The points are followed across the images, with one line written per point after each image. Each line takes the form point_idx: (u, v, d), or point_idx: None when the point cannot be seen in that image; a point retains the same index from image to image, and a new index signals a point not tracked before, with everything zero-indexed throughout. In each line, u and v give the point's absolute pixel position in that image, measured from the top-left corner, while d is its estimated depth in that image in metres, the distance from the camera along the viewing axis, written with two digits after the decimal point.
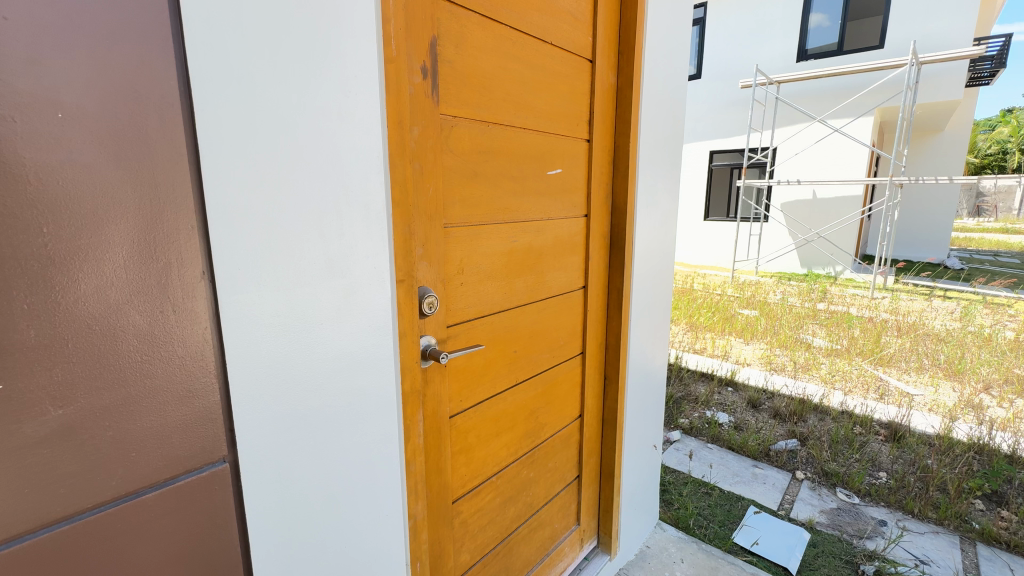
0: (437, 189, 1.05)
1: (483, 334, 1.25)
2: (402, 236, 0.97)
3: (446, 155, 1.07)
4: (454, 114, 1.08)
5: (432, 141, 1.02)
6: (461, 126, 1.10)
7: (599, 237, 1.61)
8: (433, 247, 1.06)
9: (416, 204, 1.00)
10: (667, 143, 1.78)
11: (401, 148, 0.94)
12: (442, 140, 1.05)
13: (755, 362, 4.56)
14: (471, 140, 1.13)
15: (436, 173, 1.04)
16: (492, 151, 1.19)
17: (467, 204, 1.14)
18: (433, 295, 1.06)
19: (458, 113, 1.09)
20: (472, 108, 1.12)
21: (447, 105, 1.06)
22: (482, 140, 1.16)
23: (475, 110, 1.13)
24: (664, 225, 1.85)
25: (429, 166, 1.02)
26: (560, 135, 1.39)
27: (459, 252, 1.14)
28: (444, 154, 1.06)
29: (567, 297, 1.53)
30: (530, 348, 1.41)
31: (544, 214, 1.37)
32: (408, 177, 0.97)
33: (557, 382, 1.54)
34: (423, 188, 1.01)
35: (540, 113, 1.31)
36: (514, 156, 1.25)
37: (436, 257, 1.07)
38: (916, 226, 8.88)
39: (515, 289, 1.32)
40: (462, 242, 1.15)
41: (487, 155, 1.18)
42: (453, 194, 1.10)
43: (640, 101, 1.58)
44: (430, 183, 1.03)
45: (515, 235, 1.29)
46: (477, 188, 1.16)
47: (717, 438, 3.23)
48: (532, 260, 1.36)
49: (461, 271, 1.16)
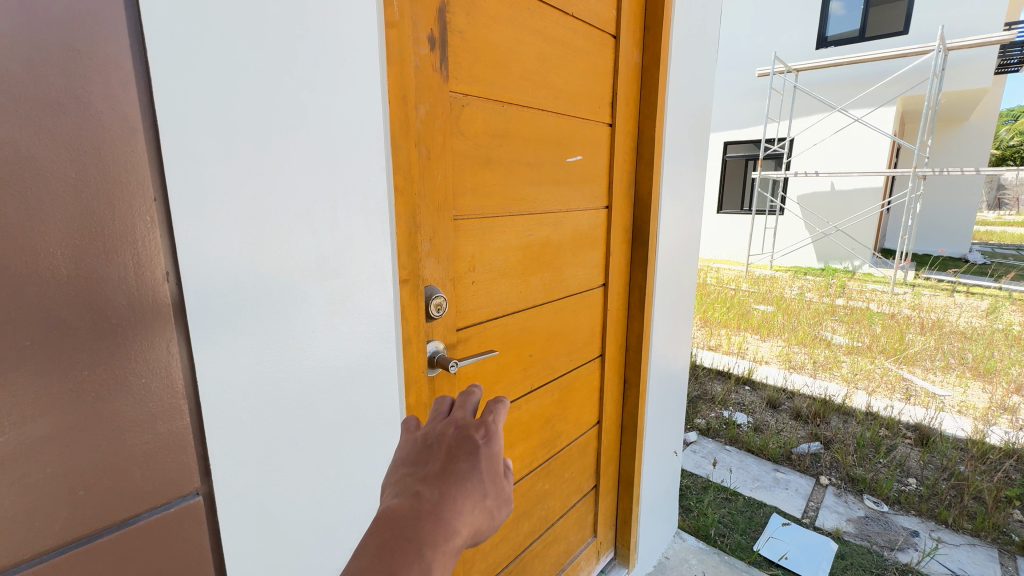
0: (445, 176, 0.93)
1: (496, 338, 1.14)
2: (405, 225, 0.86)
3: (455, 136, 0.95)
4: (465, 92, 0.96)
5: (441, 121, 0.90)
6: (473, 107, 0.98)
7: (621, 231, 1.49)
8: (442, 241, 0.94)
9: (422, 193, 0.88)
10: (695, 129, 1.65)
11: (407, 129, 0.83)
12: (454, 122, 0.94)
13: (773, 360, 4.44)
14: (487, 121, 1.02)
15: (449, 157, 0.93)
16: (508, 134, 1.07)
17: (482, 196, 1.03)
18: (440, 295, 0.94)
19: (471, 90, 0.97)
20: (486, 86, 1.00)
21: (458, 81, 0.94)
22: (496, 122, 1.04)
23: (489, 86, 1.01)
24: (690, 220, 1.73)
25: (439, 150, 0.90)
26: (580, 119, 1.27)
27: (471, 247, 1.03)
28: (454, 137, 0.95)
29: (588, 296, 1.42)
30: (547, 354, 1.30)
31: (562, 205, 1.25)
32: (413, 162, 0.86)
33: (575, 392, 1.43)
34: (430, 174, 0.90)
35: (562, 95, 1.19)
36: (531, 139, 1.13)
37: (445, 253, 0.96)
38: (939, 220, 8.62)
39: (530, 288, 1.20)
40: (474, 236, 1.03)
41: (504, 141, 1.06)
42: (466, 183, 0.99)
43: (667, 82, 1.45)
44: (437, 169, 0.91)
45: (531, 228, 1.17)
46: (491, 177, 1.05)
47: (736, 440, 3.12)
48: (551, 257, 1.25)
49: (472, 268, 1.04)
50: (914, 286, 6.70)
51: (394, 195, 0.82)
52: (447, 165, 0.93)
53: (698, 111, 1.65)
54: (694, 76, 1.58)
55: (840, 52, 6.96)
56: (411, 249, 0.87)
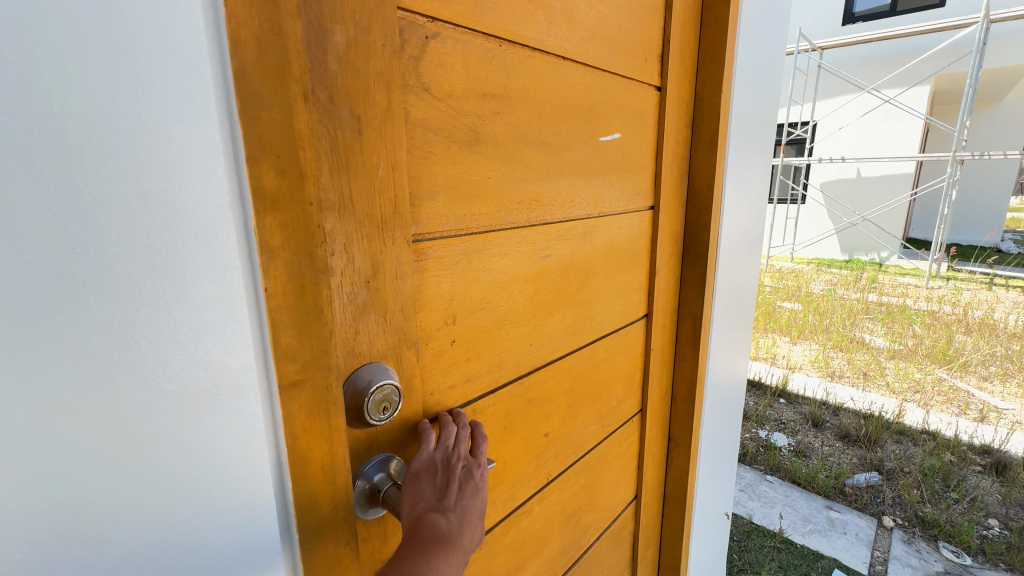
0: (393, 165, 0.50)
1: (495, 422, 0.72)
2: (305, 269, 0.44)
3: (412, 95, 0.52)
4: (433, 14, 0.53)
5: (379, 61, 0.47)
6: (449, 41, 0.55)
7: (670, 240, 1.07)
8: (392, 284, 0.52)
9: (342, 199, 0.46)
10: (764, 97, 1.21)
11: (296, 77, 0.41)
12: (410, 69, 0.51)
13: (807, 367, 3.99)
14: (474, 71, 0.58)
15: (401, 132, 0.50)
16: (510, 93, 0.64)
17: (467, 201, 0.60)
18: (392, 384, 0.52)
19: (442, 10, 0.54)
20: (471, 7, 0.57)
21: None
22: (489, 71, 0.60)
23: (475, 8, 0.57)
24: (753, 222, 1.30)
25: (376, 119, 0.48)
26: (620, 78, 0.84)
27: (446, 288, 0.60)
28: (409, 94, 0.52)
29: (626, 335, 1.00)
30: (570, 427, 0.88)
31: (592, 208, 0.83)
32: (318, 136, 0.43)
33: (607, 468, 1.02)
34: (361, 163, 0.47)
35: (594, 38, 0.76)
36: (547, 106, 0.70)
37: (397, 306, 0.53)
38: (972, 207, 8.06)
39: (546, 336, 0.78)
40: (453, 269, 0.60)
41: (504, 106, 0.63)
42: (437, 178, 0.56)
43: (735, 29, 1.02)
44: (375, 152, 0.48)
45: (546, 244, 0.75)
46: (483, 167, 0.62)
47: (777, 469, 2.71)
48: (575, 288, 0.83)
49: (451, 322, 0.62)
50: (951, 279, 6.19)
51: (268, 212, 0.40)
52: (399, 147, 0.50)
53: (768, 74, 1.21)
54: (766, 24, 1.15)
55: (869, 28, 6.41)
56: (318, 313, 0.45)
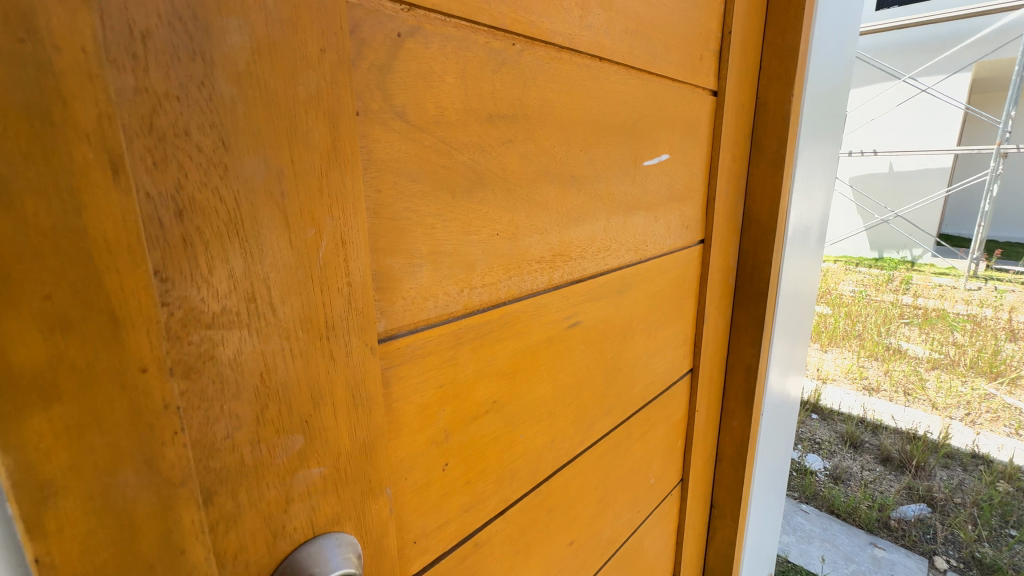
0: (337, 242, 0.32)
1: (508, 548, 0.54)
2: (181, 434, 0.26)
3: (375, 126, 0.33)
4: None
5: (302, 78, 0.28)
6: (434, 40, 0.36)
7: (721, 277, 0.88)
8: (346, 417, 0.34)
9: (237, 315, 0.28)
10: (835, 97, 0.99)
11: (137, 118, 0.23)
12: (370, 86, 0.33)
13: (841, 378, 3.71)
14: (474, 81, 0.39)
15: (355, 188, 0.32)
16: (527, 111, 0.45)
17: (464, 270, 0.42)
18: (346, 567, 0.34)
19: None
20: None
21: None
22: (497, 81, 0.41)
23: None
24: (814, 245, 1.08)
25: (311, 172, 0.29)
26: (672, 85, 0.64)
27: (434, 396, 0.42)
28: (368, 126, 0.33)
29: (669, 397, 0.81)
30: (600, 523, 0.70)
31: (634, 251, 0.64)
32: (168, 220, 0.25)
33: (643, 556, 0.84)
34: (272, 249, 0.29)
35: (640, 29, 0.56)
36: (576, 125, 0.50)
37: (354, 446, 0.35)
38: (1012, 201, 7.61)
39: (573, 425, 0.60)
40: (444, 367, 0.42)
41: (518, 130, 0.44)
42: (418, 246, 0.38)
43: (812, 17, 0.81)
44: (303, 228, 0.30)
45: (576, 308, 0.56)
46: (489, 219, 0.43)
47: (814, 497, 2.44)
48: (610, 356, 0.64)
49: (443, 439, 0.44)
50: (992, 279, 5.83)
51: (85, 362, 0.22)
52: (352, 211, 0.32)
53: (840, 68, 0.99)
54: (841, 8, 0.93)
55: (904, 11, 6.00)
56: (208, 496, 0.28)
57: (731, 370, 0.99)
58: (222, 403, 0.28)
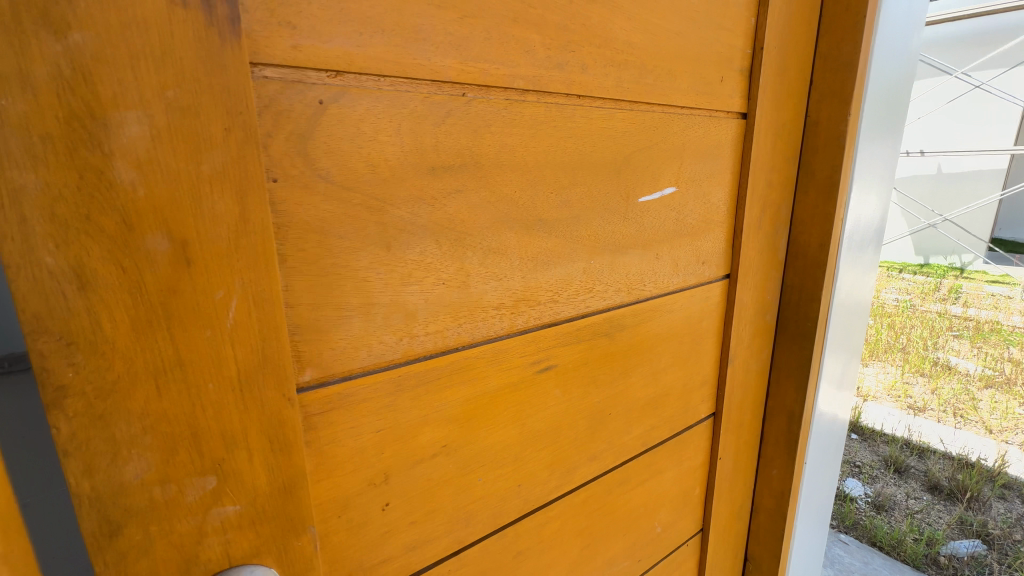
0: (256, 302, 0.34)
1: None
2: (88, 478, 0.30)
3: (294, 189, 0.35)
4: (329, 63, 0.35)
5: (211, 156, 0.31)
6: (363, 101, 0.37)
7: (755, 313, 0.79)
8: (263, 461, 0.36)
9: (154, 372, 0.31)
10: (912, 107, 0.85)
11: (41, 211, 0.26)
12: (288, 153, 0.34)
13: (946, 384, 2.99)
14: (411, 137, 0.39)
15: (268, 253, 0.34)
16: (482, 158, 0.44)
17: (402, 319, 0.42)
18: None
19: (349, 56, 0.36)
20: (410, 47, 0.38)
21: (301, 34, 0.33)
22: (442, 133, 0.41)
23: (415, 41, 0.38)
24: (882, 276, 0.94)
25: (218, 242, 0.32)
26: (683, 114, 0.59)
27: (369, 438, 0.43)
28: (289, 191, 0.35)
29: (682, 442, 0.75)
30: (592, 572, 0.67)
31: (629, 291, 0.60)
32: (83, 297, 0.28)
33: None
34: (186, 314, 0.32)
35: (635, 60, 0.53)
36: (547, 167, 0.48)
37: (274, 488, 0.37)
38: None
39: (549, 469, 0.58)
40: (379, 410, 0.43)
41: (469, 179, 0.43)
42: (349, 298, 0.39)
43: (872, 24, 0.71)
44: (218, 291, 0.32)
45: (549, 350, 0.54)
46: (432, 268, 0.43)
47: None
48: (597, 401, 0.61)
49: (384, 481, 0.45)
50: None
51: None
52: (266, 274, 0.34)
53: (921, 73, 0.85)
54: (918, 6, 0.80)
55: None
56: (119, 529, 0.32)
57: (771, 414, 0.89)
58: (132, 451, 0.31)
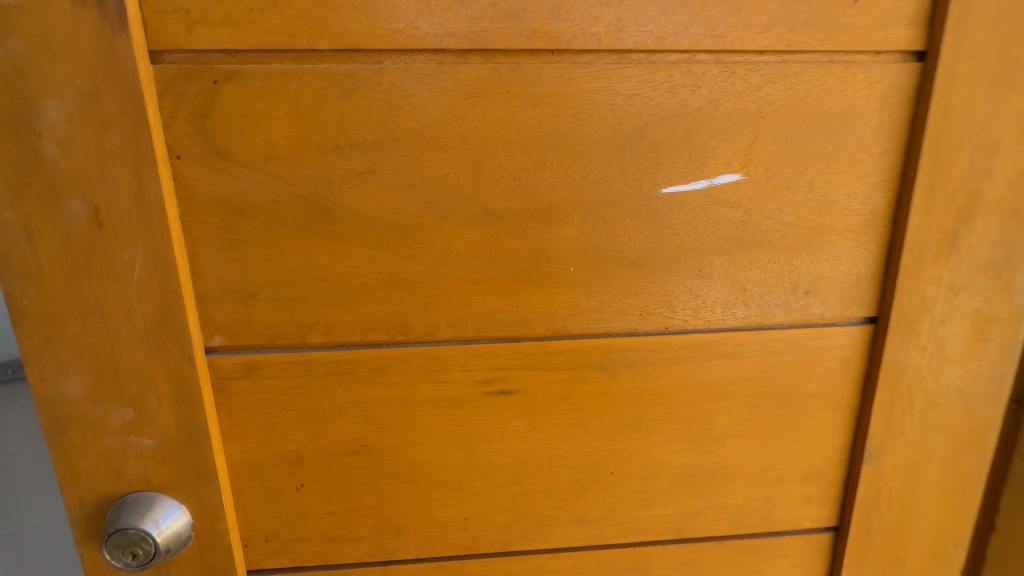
0: (152, 263, 0.38)
1: None
2: (42, 383, 0.40)
3: (196, 166, 0.38)
4: (224, 43, 0.36)
5: (113, 131, 0.35)
6: (259, 78, 0.36)
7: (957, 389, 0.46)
8: (170, 408, 0.41)
9: (80, 310, 0.38)
10: None
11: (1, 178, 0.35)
12: (189, 133, 0.37)
13: None
14: (311, 113, 0.37)
15: (163, 223, 0.37)
16: (403, 136, 0.38)
17: (307, 303, 0.41)
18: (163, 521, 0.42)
19: (243, 34, 0.36)
20: (308, 16, 0.36)
21: (197, 18, 0.35)
22: (350, 108, 0.37)
23: (313, 10, 0.35)
24: None
25: (122, 209, 0.37)
26: (765, 60, 0.39)
27: (278, 410, 0.43)
28: (194, 166, 0.38)
29: (764, 549, 0.51)
30: None
31: (644, 313, 0.43)
32: (32, 244, 0.37)
33: None
34: (98, 266, 0.38)
35: None
36: (498, 146, 0.39)
37: (182, 433, 0.42)
38: None
39: (511, 512, 0.48)
40: (286, 388, 0.43)
41: (385, 159, 0.38)
42: (251, 274, 0.40)
43: None
44: (125, 250, 0.38)
45: (503, 369, 0.44)
46: (342, 252, 0.40)
47: None
48: (589, 451, 0.47)
49: (297, 459, 0.45)
50: None
51: None
52: (162, 242, 0.38)
53: None
54: None
55: None
56: (65, 428, 0.41)
57: None
58: (71, 371, 0.40)
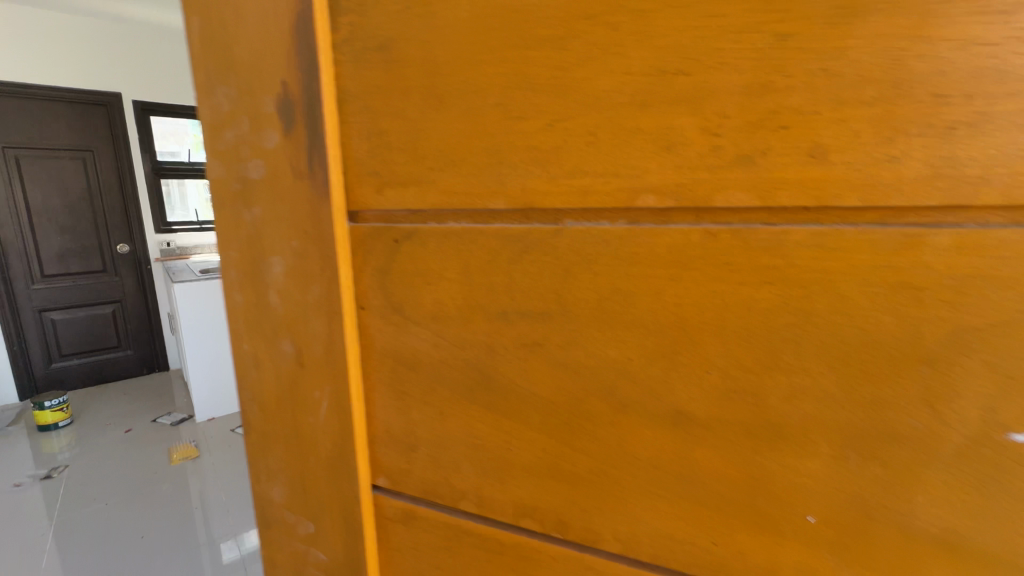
0: (334, 404, 0.40)
1: None
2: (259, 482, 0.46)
3: (377, 318, 0.38)
4: (409, 203, 0.34)
5: (315, 286, 0.38)
6: (434, 237, 0.34)
7: None
8: (339, 535, 0.43)
9: (285, 431, 0.43)
10: None
11: (243, 318, 0.42)
12: (373, 287, 0.37)
13: None
14: (481, 275, 0.33)
15: (344, 371, 0.38)
16: (578, 309, 0.30)
17: (461, 468, 0.37)
18: None
19: (423, 195, 0.34)
20: (488, 174, 0.31)
21: (386, 180, 0.35)
22: (521, 273, 0.32)
23: (491, 168, 0.31)
24: None
25: (316, 354, 0.39)
26: None
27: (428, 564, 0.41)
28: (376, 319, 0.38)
29: None
30: None
31: None
32: (259, 373, 0.42)
33: None
34: (297, 397, 0.41)
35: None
36: (705, 333, 0.28)
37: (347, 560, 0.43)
38: None
39: None
40: (438, 545, 0.40)
41: (556, 332, 0.31)
42: (413, 428, 0.38)
43: None
44: (317, 388, 0.40)
45: None
46: (500, 427, 0.35)
47: None
48: None
49: None
50: None
51: None
52: (344, 387, 0.39)
53: None
54: None
55: None
56: (270, 523, 0.46)
57: None
58: (275, 479, 0.45)
